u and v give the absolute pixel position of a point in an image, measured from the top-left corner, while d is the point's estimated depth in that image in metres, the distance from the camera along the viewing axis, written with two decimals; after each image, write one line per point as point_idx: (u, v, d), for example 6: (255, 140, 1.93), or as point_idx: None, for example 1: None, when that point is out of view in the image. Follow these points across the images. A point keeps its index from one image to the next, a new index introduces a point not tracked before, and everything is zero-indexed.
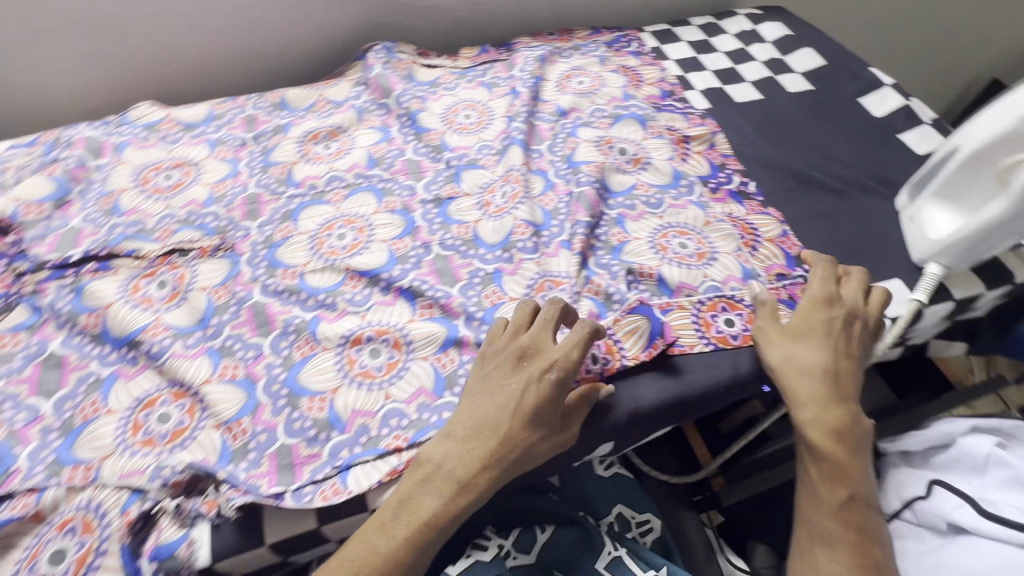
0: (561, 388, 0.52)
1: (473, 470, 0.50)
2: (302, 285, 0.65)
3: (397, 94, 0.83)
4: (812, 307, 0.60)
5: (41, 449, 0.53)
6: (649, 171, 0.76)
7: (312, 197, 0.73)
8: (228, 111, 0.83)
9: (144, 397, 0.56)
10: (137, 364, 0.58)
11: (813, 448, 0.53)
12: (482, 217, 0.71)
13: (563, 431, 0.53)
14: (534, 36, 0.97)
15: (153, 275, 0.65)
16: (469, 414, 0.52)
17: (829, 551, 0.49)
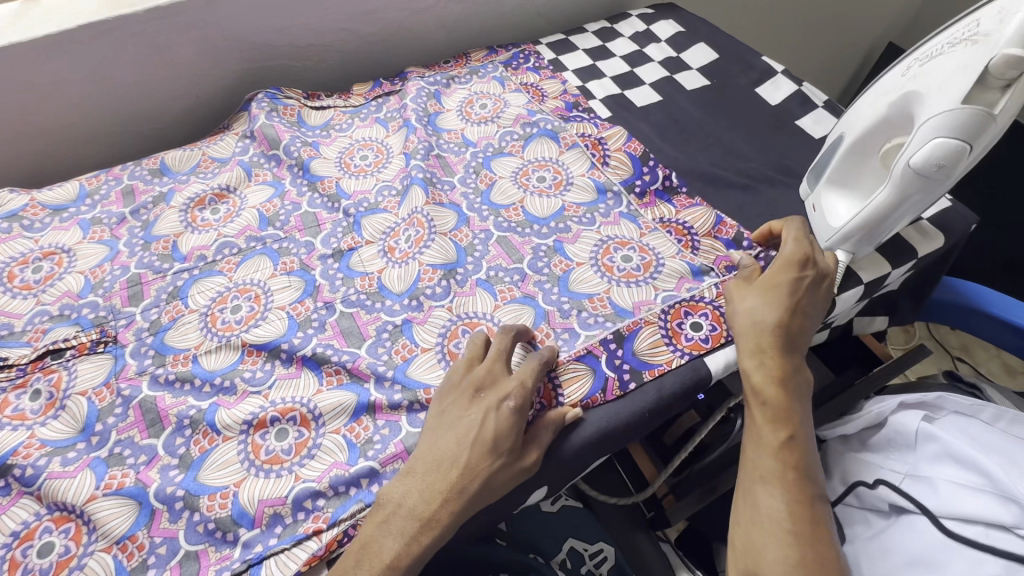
0: (518, 413, 0.50)
1: (435, 504, 0.47)
2: (195, 371, 0.60)
3: (285, 144, 0.78)
4: (785, 264, 0.57)
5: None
6: (574, 190, 0.75)
7: (202, 268, 0.68)
8: (102, 186, 0.76)
9: (21, 528, 0.51)
10: (10, 493, 0.52)
11: (757, 396, 0.52)
12: (387, 264, 0.68)
13: (525, 457, 0.50)
14: (429, 63, 0.94)
15: (25, 385, 0.59)
16: (430, 448, 0.50)
17: (768, 489, 0.47)
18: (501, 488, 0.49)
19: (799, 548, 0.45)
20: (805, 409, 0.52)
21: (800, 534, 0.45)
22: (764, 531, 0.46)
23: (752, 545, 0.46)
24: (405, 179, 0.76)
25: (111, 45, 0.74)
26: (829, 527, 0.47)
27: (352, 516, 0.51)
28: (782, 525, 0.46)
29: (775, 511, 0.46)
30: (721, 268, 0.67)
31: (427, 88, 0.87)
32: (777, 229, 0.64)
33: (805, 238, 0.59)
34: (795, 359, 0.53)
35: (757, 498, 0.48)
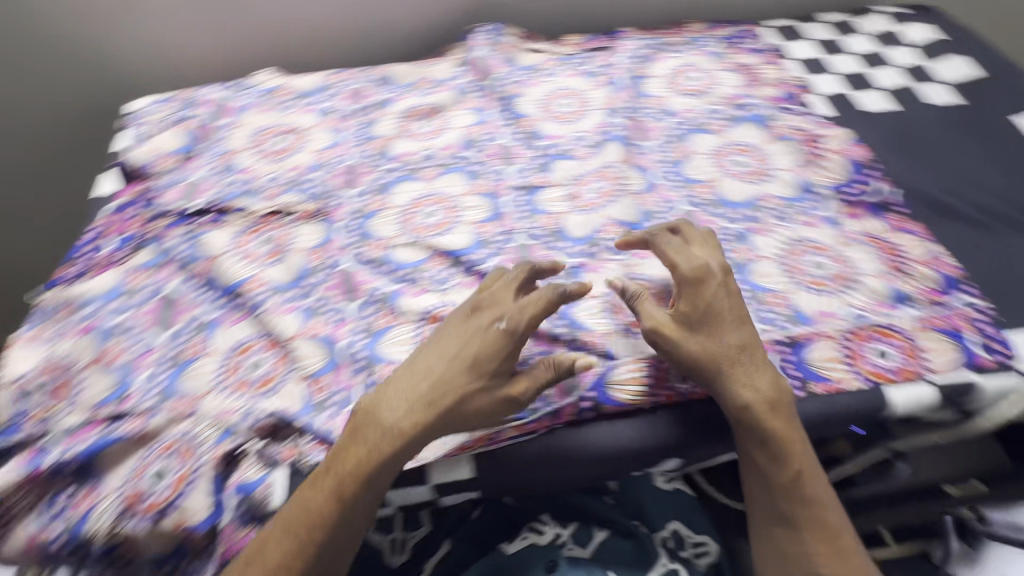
0: (509, 335, 0.52)
1: (400, 414, 0.51)
2: (389, 259, 0.67)
3: (497, 78, 0.84)
4: (699, 284, 0.56)
5: (153, 378, 0.59)
6: (773, 182, 0.71)
7: (406, 172, 0.75)
8: (337, 84, 0.86)
9: (241, 343, 0.61)
10: (237, 313, 0.63)
11: (753, 436, 0.53)
12: (570, 209, 0.70)
13: (511, 384, 0.52)
14: (643, 27, 0.93)
15: (257, 232, 0.70)
16: (418, 359, 0.54)
17: (789, 530, 0.51)
18: (478, 413, 0.51)
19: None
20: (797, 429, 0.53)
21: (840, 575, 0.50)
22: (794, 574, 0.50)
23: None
24: (603, 134, 0.77)
25: None
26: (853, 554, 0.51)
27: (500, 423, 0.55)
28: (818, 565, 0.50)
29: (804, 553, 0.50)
30: (928, 301, 0.61)
31: (639, 51, 0.87)
32: (682, 227, 0.62)
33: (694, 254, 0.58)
34: (775, 385, 0.53)
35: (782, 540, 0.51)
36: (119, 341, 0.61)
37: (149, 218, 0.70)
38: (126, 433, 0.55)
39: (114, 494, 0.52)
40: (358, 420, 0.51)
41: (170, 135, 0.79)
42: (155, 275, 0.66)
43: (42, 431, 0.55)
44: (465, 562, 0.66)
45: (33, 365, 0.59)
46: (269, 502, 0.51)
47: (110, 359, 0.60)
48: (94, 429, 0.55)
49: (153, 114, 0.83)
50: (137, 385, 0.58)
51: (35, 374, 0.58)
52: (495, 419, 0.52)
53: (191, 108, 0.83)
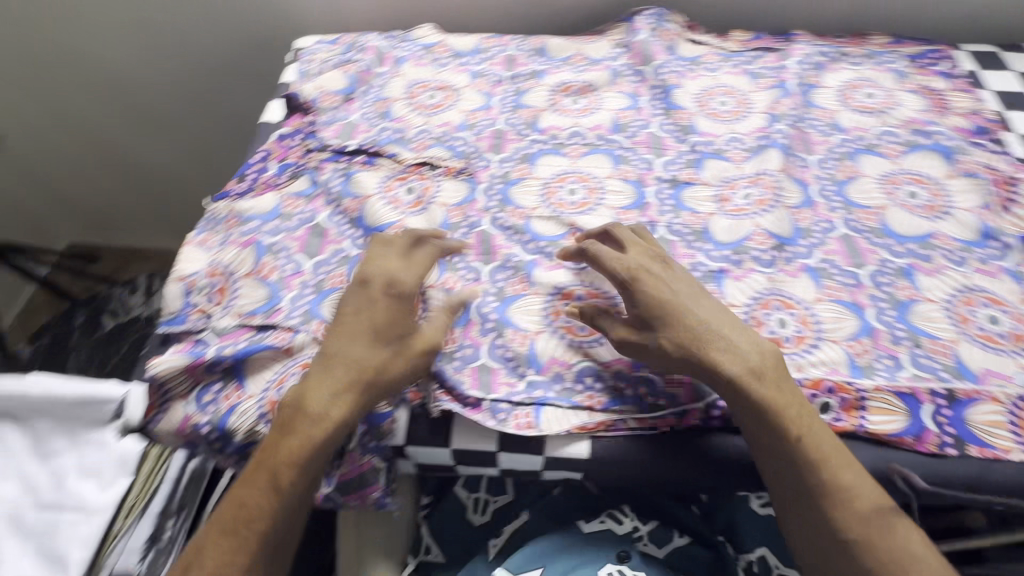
0: (395, 300, 0.56)
1: (332, 396, 0.51)
2: (528, 229, 0.67)
3: (657, 65, 0.81)
4: (648, 278, 0.56)
5: (298, 298, 0.62)
6: (949, 221, 0.65)
7: (552, 146, 0.74)
8: (492, 48, 0.87)
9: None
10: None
11: (741, 409, 0.52)
12: (717, 211, 0.67)
13: (413, 340, 0.55)
14: (818, 33, 0.87)
15: (403, 180, 0.72)
16: (335, 345, 0.53)
17: (816, 506, 0.49)
18: (399, 370, 0.53)
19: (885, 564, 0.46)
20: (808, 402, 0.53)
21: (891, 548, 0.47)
22: (830, 555, 0.48)
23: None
24: (763, 139, 0.73)
25: None
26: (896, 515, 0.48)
27: (622, 412, 0.55)
28: (867, 544, 0.47)
29: (841, 528, 0.48)
30: None
31: (812, 57, 0.81)
32: (611, 228, 0.63)
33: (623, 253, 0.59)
34: (727, 341, 0.53)
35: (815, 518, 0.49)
36: (273, 258, 0.65)
37: (308, 150, 0.74)
38: (271, 343, 0.58)
39: (256, 397, 0.56)
40: (286, 413, 0.52)
41: (334, 75, 0.82)
42: (308, 204, 0.70)
43: (204, 326, 0.61)
44: (539, 533, 0.65)
45: (202, 267, 0.65)
46: (392, 440, 0.55)
47: (264, 274, 0.64)
48: (244, 335, 0.59)
49: (318, 52, 0.87)
50: (285, 303, 0.62)
51: (203, 275, 0.64)
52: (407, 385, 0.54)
53: (354, 52, 0.85)
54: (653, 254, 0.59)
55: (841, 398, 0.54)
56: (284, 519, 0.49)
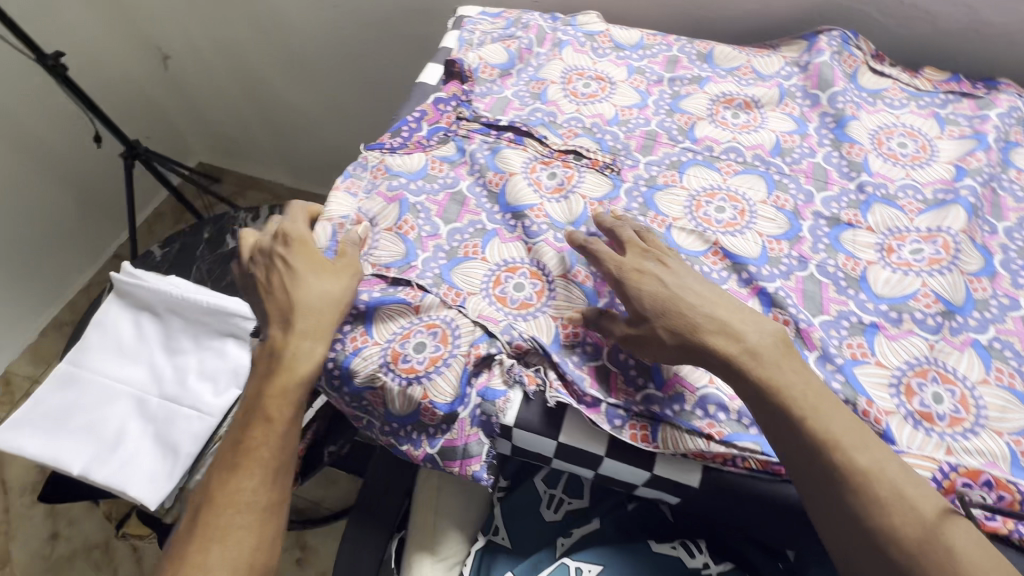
0: (299, 243, 0.61)
1: (290, 349, 0.56)
2: (668, 240, 0.64)
3: (835, 92, 0.74)
4: (639, 276, 0.56)
5: (431, 260, 0.63)
6: None
7: (705, 158, 0.71)
8: (656, 45, 0.83)
9: (509, 261, 0.64)
10: (514, 232, 0.66)
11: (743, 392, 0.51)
12: (879, 261, 0.62)
13: (325, 269, 0.59)
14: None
15: (548, 163, 0.71)
16: (276, 303, 0.58)
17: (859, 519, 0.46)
18: (347, 292, 0.58)
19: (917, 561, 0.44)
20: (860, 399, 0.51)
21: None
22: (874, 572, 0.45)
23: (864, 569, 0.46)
24: (943, 193, 0.66)
25: None
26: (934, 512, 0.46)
27: (744, 450, 0.53)
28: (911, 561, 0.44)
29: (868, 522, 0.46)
30: None
31: (1016, 113, 0.73)
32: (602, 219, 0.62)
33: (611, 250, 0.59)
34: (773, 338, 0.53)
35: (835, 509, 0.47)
36: (414, 218, 0.66)
37: (460, 118, 0.75)
38: (402, 298, 0.59)
39: (381, 346, 0.58)
40: (260, 366, 0.57)
41: (495, 48, 0.81)
42: (452, 170, 0.70)
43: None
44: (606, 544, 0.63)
45: (350, 212, 0.67)
46: (502, 417, 0.55)
47: (403, 230, 0.65)
48: (378, 285, 0.61)
49: (482, 24, 0.87)
50: (418, 262, 0.63)
51: (350, 220, 0.66)
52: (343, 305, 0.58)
53: (516, 29, 0.85)
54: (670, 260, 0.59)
55: (998, 495, 0.49)
56: (282, 446, 0.55)
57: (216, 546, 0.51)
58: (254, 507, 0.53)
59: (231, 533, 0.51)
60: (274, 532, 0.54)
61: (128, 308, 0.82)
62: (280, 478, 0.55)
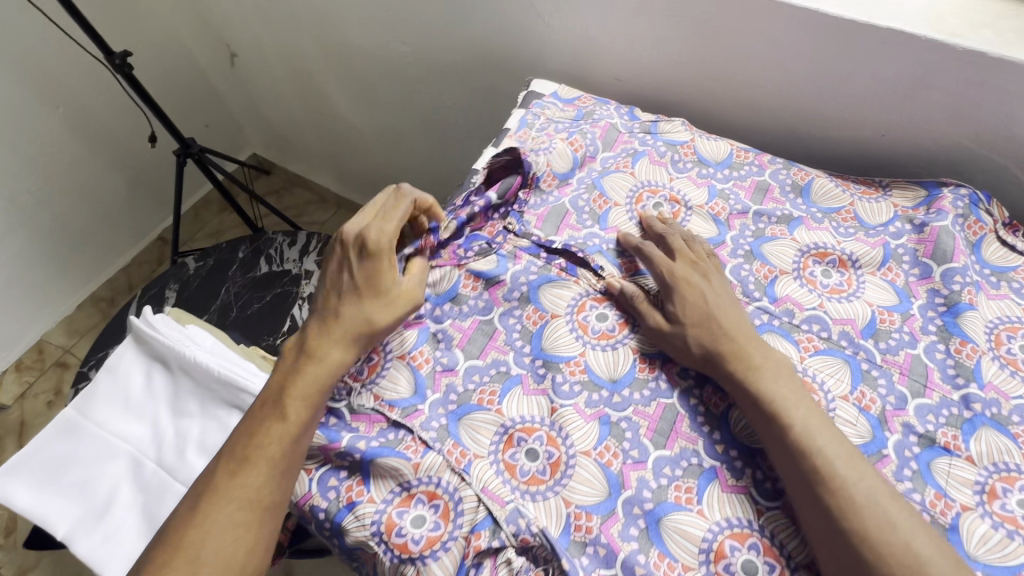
0: (371, 253, 0.59)
1: (324, 350, 0.57)
2: (721, 425, 0.56)
3: (952, 269, 0.63)
4: (687, 286, 0.59)
5: (440, 404, 0.58)
6: None
7: (783, 324, 0.61)
8: (745, 164, 0.74)
9: (527, 418, 0.56)
10: (540, 384, 0.58)
11: (776, 452, 0.50)
12: (976, 508, 0.51)
13: (383, 294, 0.58)
14: None
15: (599, 301, 0.63)
16: (331, 296, 0.60)
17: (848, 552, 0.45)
18: (391, 321, 0.58)
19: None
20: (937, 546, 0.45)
21: None
22: None
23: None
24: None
25: (885, 59, 0.67)
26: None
27: None
28: None
29: None
30: None
31: None
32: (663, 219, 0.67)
33: (664, 258, 0.62)
34: (821, 463, 0.48)
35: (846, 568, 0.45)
36: (432, 349, 0.61)
37: (507, 230, 0.67)
38: (402, 454, 0.53)
39: (376, 506, 0.52)
40: (290, 358, 0.58)
41: (561, 148, 0.71)
42: (486, 291, 0.64)
43: (342, 399, 0.58)
44: None
45: None
46: None
47: (416, 361, 0.60)
48: (377, 430, 0.55)
49: (550, 113, 0.78)
50: (425, 406, 0.57)
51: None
52: (383, 330, 0.58)
53: (589, 125, 0.76)
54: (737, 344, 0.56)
55: None
56: (291, 447, 0.53)
57: (214, 539, 0.50)
58: (251, 507, 0.51)
59: (221, 528, 0.50)
60: (259, 542, 0.51)
61: (141, 359, 0.79)
62: (279, 484, 0.52)
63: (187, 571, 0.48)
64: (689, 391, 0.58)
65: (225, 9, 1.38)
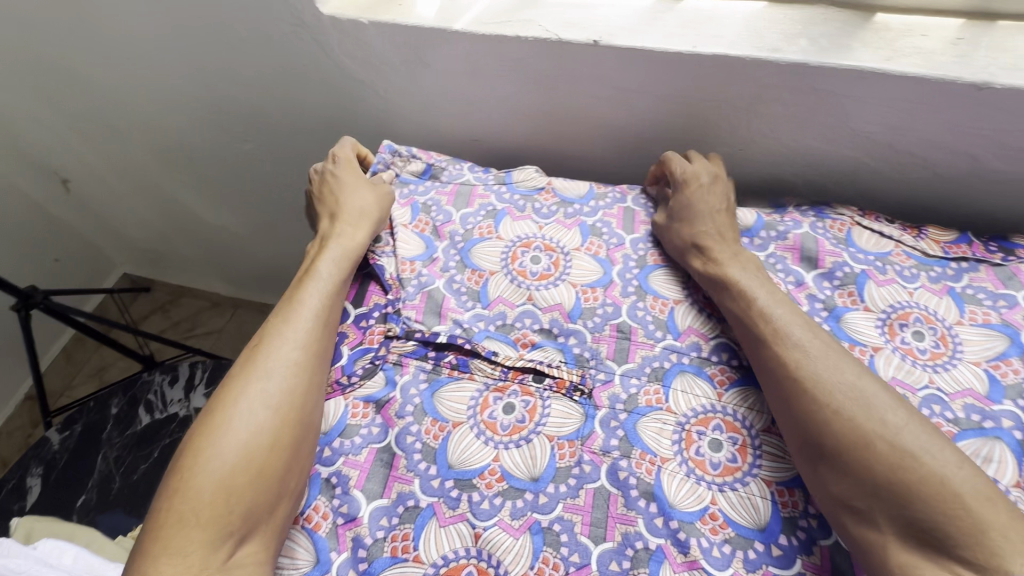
0: (348, 164, 0.72)
1: (343, 226, 0.65)
2: (657, 495, 0.52)
3: (822, 275, 0.65)
4: (694, 188, 0.65)
5: (350, 566, 0.50)
6: None
7: (693, 361, 0.59)
8: (608, 193, 0.73)
9: (451, 557, 0.50)
10: (456, 509, 0.52)
11: (739, 322, 0.57)
12: None
13: (373, 186, 0.70)
14: None
15: (502, 391, 0.58)
16: (326, 203, 0.69)
17: (808, 398, 0.50)
18: (381, 201, 0.69)
19: (916, 487, 0.44)
20: (864, 379, 0.50)
21: (890, 466, 0.45)
22: (827, 448, 0.48)
23: (874, 524, 0.45)
24: (977, 413, 0.55)
25: (718, 79, 0.68)
26: (948, 463, 0.44)
27: None
28: (852, 448, 0.47)
29: (828, 426, 0.48)
30: None
31: None
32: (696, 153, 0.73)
33: (686, 162, 0.68)
34: (779, 327, 0.54)
35: (803, 415, 0.50)
36: (328, 500, 0.53)
37: (388, 336, 0.62)
38: None
39: None
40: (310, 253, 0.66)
41: (406, 233, 0.69)
42: (378, 415, 0.57)
43: None
44: None
45: None
46: None
47: (312, 523, 0.52)
48: None
49: (396, 174, 0.76)
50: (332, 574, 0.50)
51: None
52: (382, 210, 0.68)
53: (435, 193, 0.73)
54: (709, 242, 0.62)
55: None
56: (329, 301, 0.60)
57: (263, 375, 0.53)
58: (304, 352, 0.55)
59: (274, 369, 0.53)
60: (309, 387, 0.54)
61: None
62: (322, 331, 0.58)
63: (246, 408, 0.51)
64: (616, 465, 0.53)
65: (43, 136, 1.22)
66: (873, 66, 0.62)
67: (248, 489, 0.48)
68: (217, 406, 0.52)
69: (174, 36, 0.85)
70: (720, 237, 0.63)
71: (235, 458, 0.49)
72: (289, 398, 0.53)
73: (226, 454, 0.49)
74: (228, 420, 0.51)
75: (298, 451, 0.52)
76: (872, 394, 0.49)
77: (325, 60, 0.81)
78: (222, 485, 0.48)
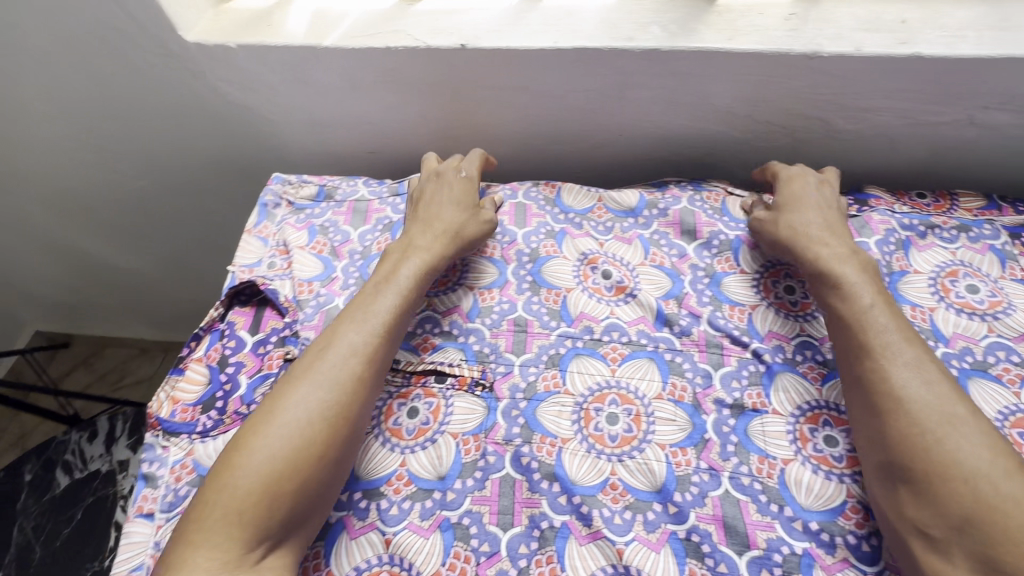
0: (456, 176, 0.68)
1: (429, 236, 0.63)
2: (560, 475, 0.54)
3: (702, 243, 0.69)
4: (800, 187, 0.65)
5: None
6: None
7: (586, 343, 0.62)
8: (499, 192, 0.75)
9: (364, 567, 0.50)
10: (366, 519, 0.52)
11: (839, 328, 0.56)
12: (794, 457, 0.54)
13: (472, 211, 0.66)
14: (898, 193, 0.74)
15: (406, 397, 0.59)
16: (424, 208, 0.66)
17: (911, 414, 0.48)
18: (472, 228, 0.65)
19: (1010, 533, 0.43)
20: (980, 418, 0.48)
21: (988, 504, 0.44)
22: (919, 461, 0.47)
23: (946, 554, 0.44)
24: None
25: (586, 70, 0.71)
26: None
27: None
28: (950, 477, 0.45)
29: (929, 450, 0.47)
30: None
31: (898, 232, 0.68)
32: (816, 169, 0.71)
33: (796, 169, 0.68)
34: (892, 341, 0.52)
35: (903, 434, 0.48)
36: None
37: (287, 359, 0.61)
38: None
39: None
40: (393, 249, 0.63)
41: (303, 257, 0.69)
42: None
43: None
44: None
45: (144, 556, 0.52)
46: None
47: None
48: None
49: (290, 202, 0.75)
50: None
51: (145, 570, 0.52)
52: (471, 236, 0.65)
53: (330, 214, 0.73)
54: (819, 233, 0.61)
55: None
56: (393, 324, 0.56)
57: (311, 403, 0.50)
58: (350, 391, 0.51)
59: (322, 391, 0.51)
60: (347, 440, 0.50)
61: None
62: (376, 372, 0.54)
63: (289, 447, 0.48)
64: (518, 451, 0.55)
65: None
66: (718, 46, 0.66)
67: (265, 517, 0.46)
68: (261, 421, 0.50)
69: (38, 79, 0.81)
70: (827, 230, 0.62)
71: (276, 464, 0.47)
72: (326, 443, 0.49)
73: (255, 486, 0.46)
74: (279, 422, 0.49)
75: (337, 477, 0.50)
76: (985, 434, 0.47)
77: (203, 88, 0.80)
78: (239, 506, 0.46)
